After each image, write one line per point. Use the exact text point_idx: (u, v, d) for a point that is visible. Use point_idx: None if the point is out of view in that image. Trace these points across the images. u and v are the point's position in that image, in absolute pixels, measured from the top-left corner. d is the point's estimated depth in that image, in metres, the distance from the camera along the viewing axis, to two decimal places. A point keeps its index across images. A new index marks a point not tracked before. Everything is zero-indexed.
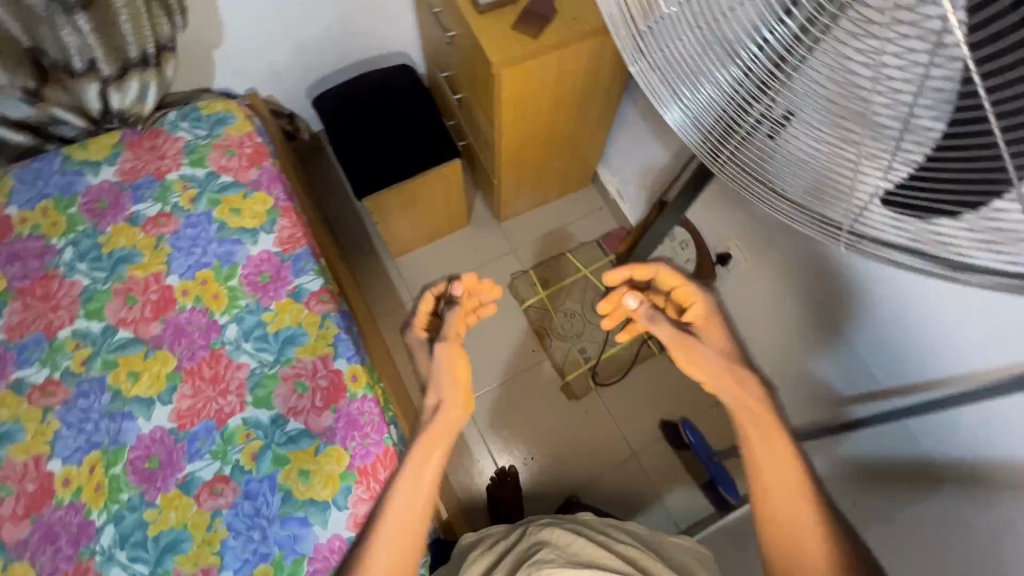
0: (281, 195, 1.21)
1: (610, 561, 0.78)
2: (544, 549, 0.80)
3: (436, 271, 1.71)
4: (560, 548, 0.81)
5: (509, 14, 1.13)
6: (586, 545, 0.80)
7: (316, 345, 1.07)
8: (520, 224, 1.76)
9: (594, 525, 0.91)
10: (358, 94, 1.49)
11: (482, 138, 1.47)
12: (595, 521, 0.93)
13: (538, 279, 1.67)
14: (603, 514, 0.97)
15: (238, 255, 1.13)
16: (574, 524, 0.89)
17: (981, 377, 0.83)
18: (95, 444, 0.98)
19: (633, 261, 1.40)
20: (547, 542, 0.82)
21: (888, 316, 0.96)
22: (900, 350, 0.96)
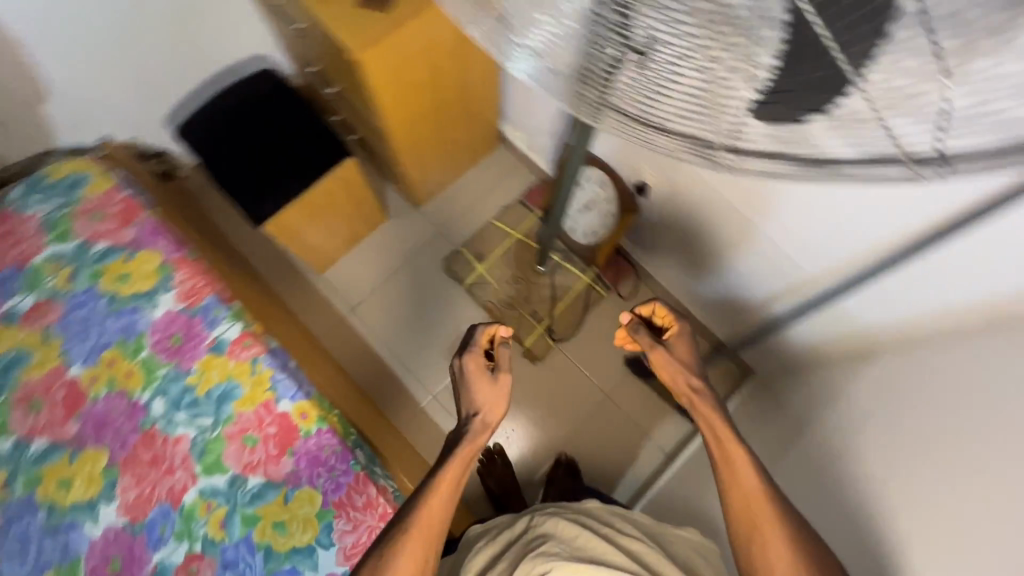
0: (168, 247, 1.11)
1: (613, 557, 0.81)
2: (548, 542, 0.84)
3: (368, 274, 1.64)
4: (565, 542, 0.84)
5: None
6: (589, 538, 0.84)
7: (254, 394, 1.01)
8: (439, 204, 1.69)
9: (599, 514, 0.93)
10: (223, 112, 1.35)
11: (371, 128, 1.39)
12: (597, 507, 0.95)
13: (472, 255, 1.62)
14: (608, 502, 0.98)
15: (140, 324, 1.04)
16: (577, 514, 0.91)
17: (923, 227, 0.86)
18: (46, 565, 0.91)
19: (555, 213, 1.38)
20: (551, 537, 0.85)
21: (800, 206, 0.98)
22: (827, 230, 0.99)
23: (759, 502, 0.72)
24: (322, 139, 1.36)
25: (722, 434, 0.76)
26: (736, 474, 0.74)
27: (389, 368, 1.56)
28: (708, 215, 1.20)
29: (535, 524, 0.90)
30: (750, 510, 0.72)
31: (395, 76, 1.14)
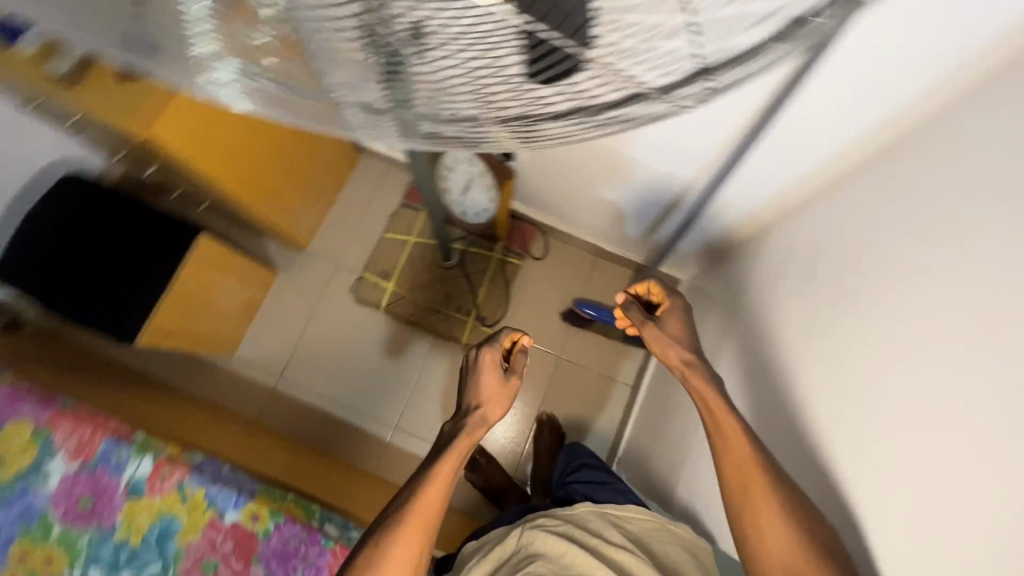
0: (33, 410, 0.96)
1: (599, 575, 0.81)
2: (536, 562, 0.85)
3: (281, 336, 1.54)
4: (553, 561, 0.85)
5: (105, 72, 0.98)
6: (576, 557, 0.84)
7: (194, 519, 0.94)
8: (325, 238, 1.60)
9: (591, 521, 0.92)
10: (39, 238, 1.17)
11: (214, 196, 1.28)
12: (590, 513, 0.93)
13: (378, 277, 1.56)
14: (604, 504, 0.96)
15: (37, 503, 0.92)
16: (569, 525, 0.90)
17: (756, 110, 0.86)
18: None
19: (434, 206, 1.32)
20: (541, 556, 0.86)
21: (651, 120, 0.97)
22: (681, 139, 0.99)
23: (749, 469, 0.71)
24: (167, 227, 1.24)
25: (714, 407, 0.75)
26: (719, 434, 0.74)
27: (341, 419, 1.49)
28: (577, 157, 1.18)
29: (524, 537, 0.90)
30: (736, 474, 0.71)
31: (197, 138, 1.06)
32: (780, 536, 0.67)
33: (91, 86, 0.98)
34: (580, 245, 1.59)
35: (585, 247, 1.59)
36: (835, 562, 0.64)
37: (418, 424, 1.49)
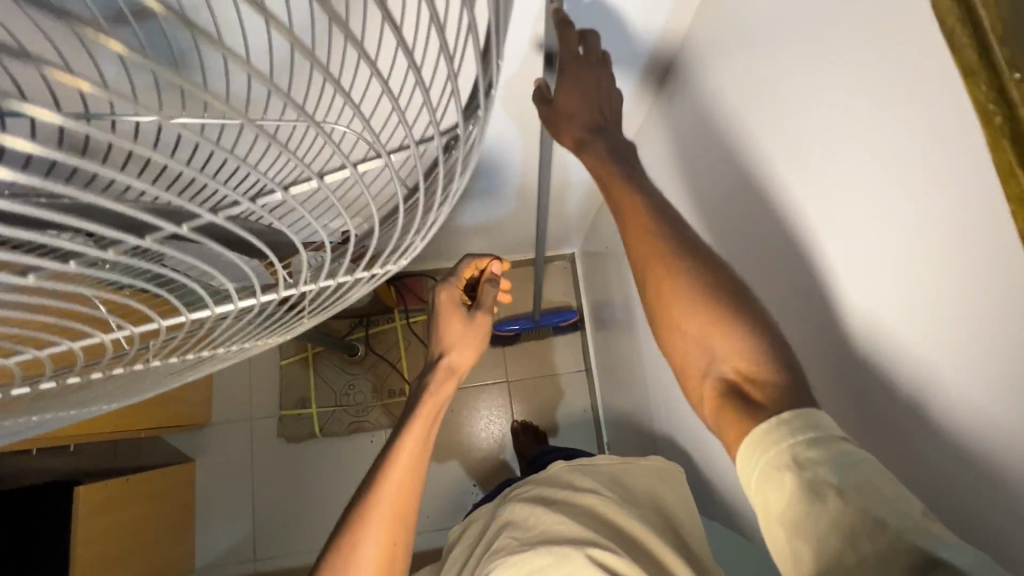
0: None
1: (562, 528, 0.79)
2: (506, 534, 0.84)
3: (233, 519, 1.41)
4: (519, 527, 0.83)
5: None
6: (541, 518, 0.82)
7: None
8: (224, 399, 1.47)
9: (562, 476, 0.94)
10: None
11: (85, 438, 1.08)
12: (564, 470, 0.95)
13: (296, 407, 1.45)
14: (578, 459, 0.98)
15: None
16: (543, 489, 0.91)
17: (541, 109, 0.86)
18: None
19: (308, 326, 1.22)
20: (511, 526, 0.85)
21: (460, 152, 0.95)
22: (496, 153, 0.98)
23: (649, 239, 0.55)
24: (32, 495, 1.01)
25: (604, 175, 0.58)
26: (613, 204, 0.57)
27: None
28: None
29: (500, 511, 0.92)
30: (640, 246, 0.55)
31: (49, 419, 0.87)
32: (692, 317, 0.51)
33: None
34: None
35: None
36: (779, 349, 0.48)
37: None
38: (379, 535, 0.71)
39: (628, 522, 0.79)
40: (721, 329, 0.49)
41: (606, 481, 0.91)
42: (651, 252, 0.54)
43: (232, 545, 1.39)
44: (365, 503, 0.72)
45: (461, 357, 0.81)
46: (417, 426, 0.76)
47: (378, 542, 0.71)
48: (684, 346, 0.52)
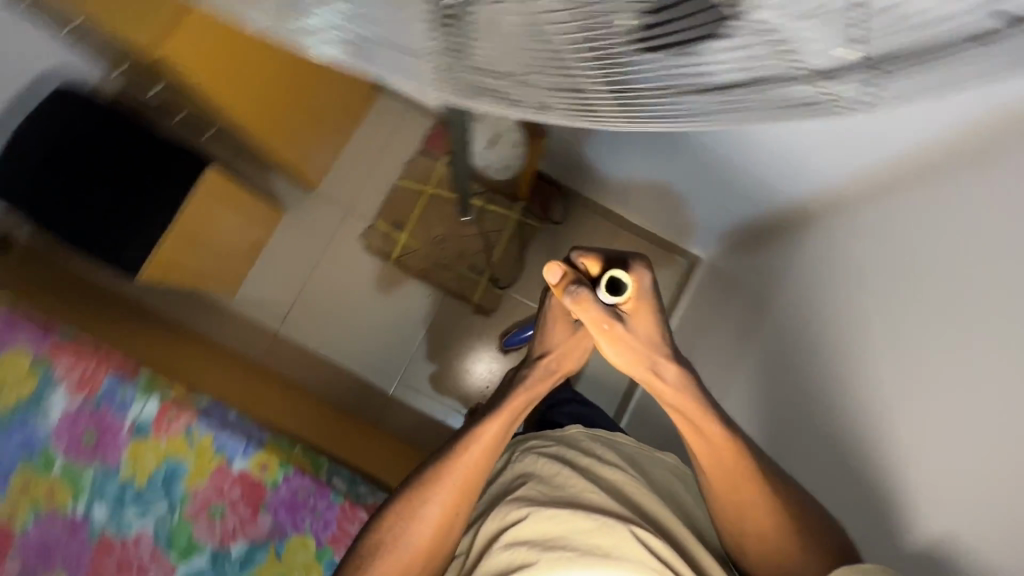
0: (34, 339, 0.93)
1: (596, 499, 0.79)
2: (528, 484, 0.84)
3: (285, 279, 1.48)
4: (545, 483, 0.83)
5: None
6: (571, 479, 0.82)
7: (201, 465, 0.92)
8: (336, 180, 1.51)
9: (579, 440, 0.93)
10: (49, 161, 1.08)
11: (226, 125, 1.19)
12: (581, 435, 0.94)
13: (389, 227, 1.49)
14: (599, 429, 0.97)
15: (39, 435, 0.91)
16: (561, 448, 0.89)
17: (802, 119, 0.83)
18: None
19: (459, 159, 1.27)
20: (533, 478, 0.85)
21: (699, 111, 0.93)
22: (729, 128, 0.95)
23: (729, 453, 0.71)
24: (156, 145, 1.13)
25: (684, 408, 0.70)
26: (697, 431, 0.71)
27: (333, 367, 1.46)
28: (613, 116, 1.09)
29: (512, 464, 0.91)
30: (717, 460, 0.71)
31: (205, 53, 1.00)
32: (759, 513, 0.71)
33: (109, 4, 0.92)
34: None
35: None
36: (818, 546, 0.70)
37: (415, 373, 1.47)
38: (435, 517, 0.80)
39: (656, 507, 0.80)
40: (767, 524, 0.71)
41: (626, 459, 0.89)
42: (726, 477, 0.71)
43: (268, 294, 1.47)
44: (442, 479, 0.80)
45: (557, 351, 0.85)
46: (505, 416, 0.81)
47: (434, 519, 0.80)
48: (731, 516, 0.73)
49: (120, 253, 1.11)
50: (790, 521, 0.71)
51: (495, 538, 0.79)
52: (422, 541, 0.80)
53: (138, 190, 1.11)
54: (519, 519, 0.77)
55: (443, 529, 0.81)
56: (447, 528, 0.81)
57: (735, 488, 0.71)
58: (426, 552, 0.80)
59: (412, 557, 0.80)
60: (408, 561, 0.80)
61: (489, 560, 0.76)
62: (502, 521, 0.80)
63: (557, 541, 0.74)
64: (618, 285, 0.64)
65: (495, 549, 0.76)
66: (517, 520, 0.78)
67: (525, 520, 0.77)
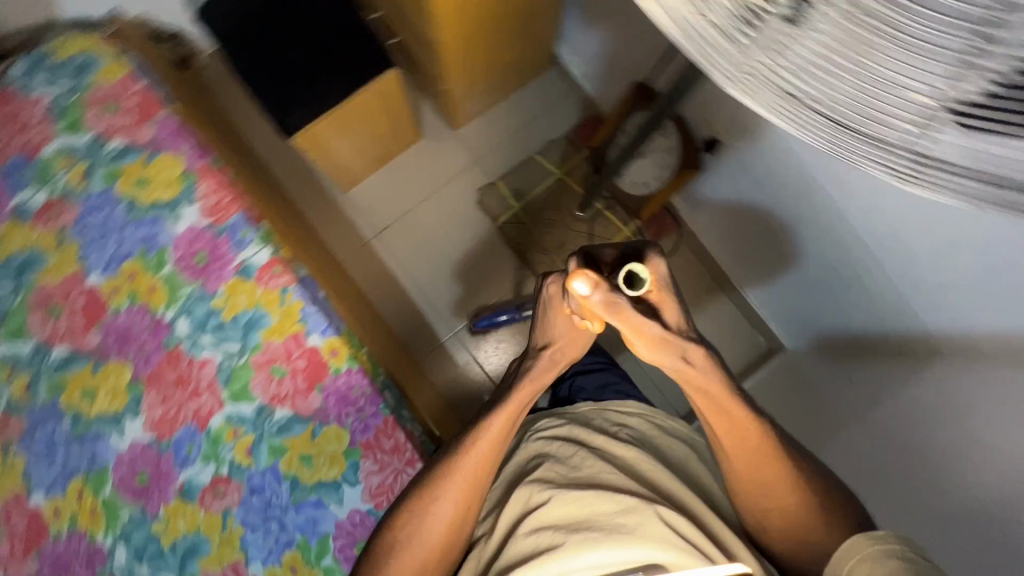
0: (192, 151, 0.98)
1: (615, 480, 0.79)
2: (546, 466, 0.83)
3: (395, 197, 1.53)
4: (562, 463, 0.83)
5: None
6: (589, 460, 0.82)
7: (284, 325, 0.95)
8: (478, 128, 1.55)
9: (591, 418, 0.93)
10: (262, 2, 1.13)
11: (419, 39, 1.25)
12: (590, 410, 0.94)
13: (508, 192, 1.52)
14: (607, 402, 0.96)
15: (162, 236, 0.95)
16: (574, 428, 0.89)
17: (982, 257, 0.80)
18: (73, 471, 0.90)
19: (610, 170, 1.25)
20: (550, 457, 0.85)
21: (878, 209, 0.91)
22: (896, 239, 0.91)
23: (751, 443, 0.74)
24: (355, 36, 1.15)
25: (716, 392, 0.71)
26: (728, 419, 0.73)
27: (402, 292, 1.50)
28: (776, 178, 1.07)
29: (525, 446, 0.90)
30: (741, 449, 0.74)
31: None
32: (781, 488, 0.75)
33: None
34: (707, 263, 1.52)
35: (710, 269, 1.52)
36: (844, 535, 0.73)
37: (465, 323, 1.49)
38: (450, 505, 0.80)
39: (674, 484, 0.80)
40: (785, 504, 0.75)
41: (637, 438, 0.89)
42: (755, 471, 0.74)
43: (374, 203, 1.52)
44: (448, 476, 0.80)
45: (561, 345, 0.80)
46: (512, 407, 0.80)
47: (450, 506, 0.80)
48: (754, 500, 0.76)
49: (283, 115, 1.15)
50: (811, 500, 0.76)
51: (520, 519, 0.78)
52: (437, 531, 0.80)
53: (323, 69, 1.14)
54: (542, 503, 0.77)
55: (455, 522, 0.81)
56: (461, 518, 0.82)
57: (763, 474, 0.74)
58: (439, 543, 0.81)
59: (427, 551, 0.80)
60: (426, 548, 0.80)
61: (514, 543, 0.76)
62: (526, 503, 0.79)
63: (582, 524, 0.73)
64: (635, 279, 0.64)
65: (518, 536, 0.76)
66: (542, 503, 0.77)
67: (546, 503, 0.77)
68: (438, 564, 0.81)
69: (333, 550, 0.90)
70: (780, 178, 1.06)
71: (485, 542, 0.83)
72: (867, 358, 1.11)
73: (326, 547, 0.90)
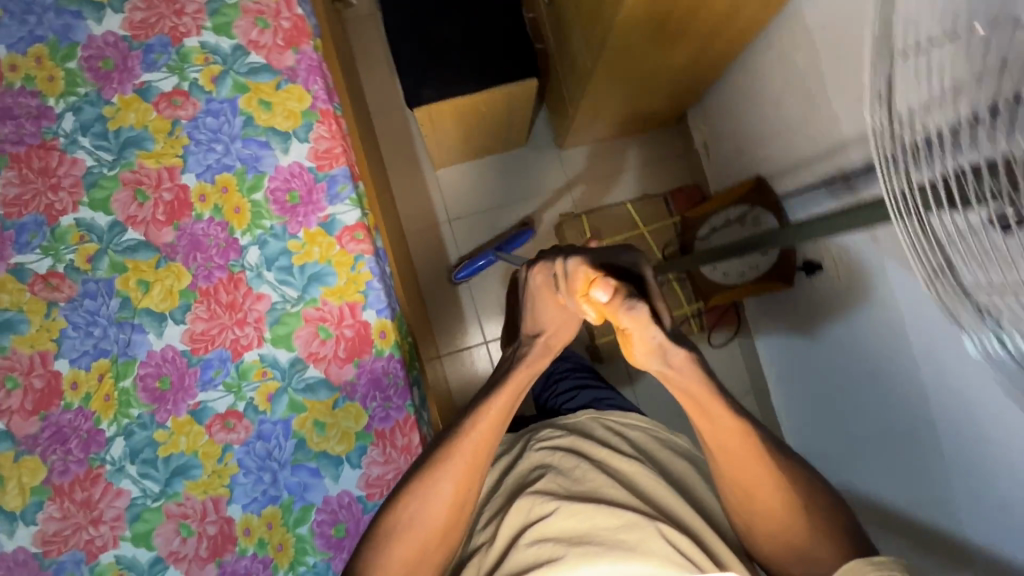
0: (322, 92, 0.98)
1: (615, 495, 0.78)
2: (547, 477, 0.83)
3: (478, 191, 1.52)
4: (564, 476, 0.83)
5: None
6: (591, 474, 0.82)
7: (345, 290, 0.94)
8: (582, 156, 1.53)
9: (593, 429, 0.94)
10: None
11: (568, 59, 1.23)
12: (590, 420, 0.96)
13: (589, 228, 1.45)
14: (607, 413, 0.98)
15: (265, 162, 0.95)
16: (576, 439, 0.89)
17: None
18: (103, 351, 0.90)
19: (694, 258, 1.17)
20: (552, 469, 0.84)
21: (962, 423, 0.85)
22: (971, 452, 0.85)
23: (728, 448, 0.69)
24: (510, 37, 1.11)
25: (698, 392, 0.67)
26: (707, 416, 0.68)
27: (451, 283, 1.49)
28: (865, 327, 1.03)
29: (529, 457, 0.90)
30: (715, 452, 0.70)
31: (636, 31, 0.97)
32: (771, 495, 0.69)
33: None
34: (751, 370, 1.49)
35: (752, 376, 1.49)
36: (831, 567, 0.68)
37: (486, 302, 1.49)
38: (449, 486, 0.76)
39: (669, 497, 0.79)
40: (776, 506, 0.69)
41: (638, 452, 0.90)
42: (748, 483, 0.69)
43: (456, 190, 1.52)
44: (446, 458, 0.76)
45: (557, 331, 0.81)
46: (508, 391, 0.78)
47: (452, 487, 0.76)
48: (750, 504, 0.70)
49: (412, 92, 1.09)
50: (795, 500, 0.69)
51: (521, 531, 0.77)
52: (434, 519, 0.76)
53: (467, 59, 1.09)
54: (545, 514, 0.76)
55: (451, 509, 0.76)
56: (459, 510, 0.77)
57: (751, 481, 0.69)
58: (436, 533, 0.76)
59: (423, 540, 0.75)
60: (423, 539, 0.75)
61: (513, 555, 0.74)
62: (527, 515, 0.78)
63: (581, 538, 0.72)
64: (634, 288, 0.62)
65: (521, 545, 0.74)
66: (545, 514, 0.76)
67: (552, 513, 0.76)
68: (438, 545, 0.76)
69: (312, 522, 0.90)
70: (867, 321, 1.02)
71: (484, 551, 0.80)
72: (882, 532, 1.08)
73: (306, 516, 0.90)
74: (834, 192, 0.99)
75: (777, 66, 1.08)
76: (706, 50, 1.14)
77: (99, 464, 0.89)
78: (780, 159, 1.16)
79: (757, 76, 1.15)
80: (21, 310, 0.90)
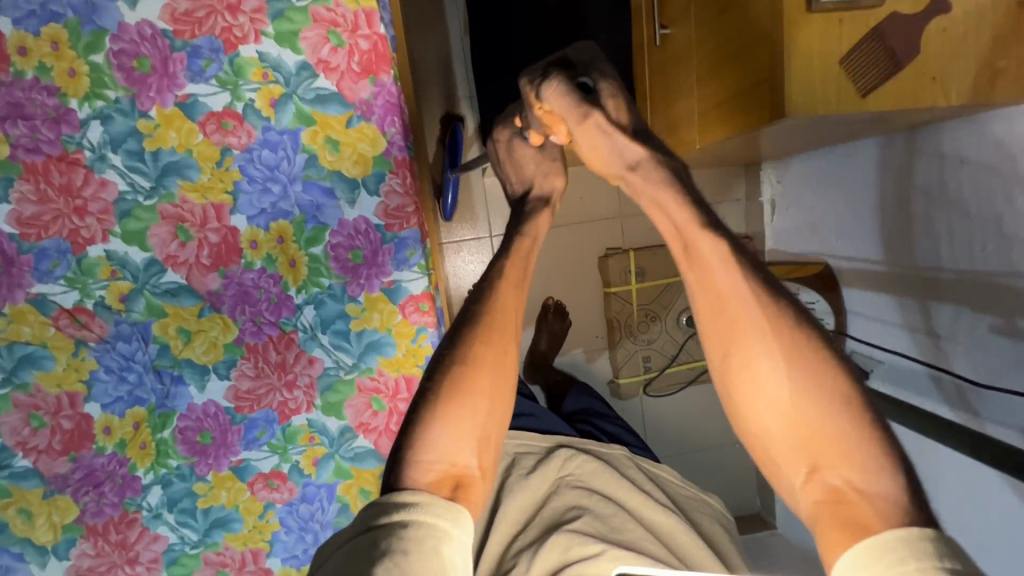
0: (399, 136, 0.85)
1: (654, 551, 0.66)
2: (583, 519, 0.70)
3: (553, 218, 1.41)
4: (602, 521, 0.70)
5: (758, 61, 0.71)
6: (630, 525, 0.69)
7: (403, 362, 0.89)
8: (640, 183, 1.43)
9: (620, 462, 0.84)
10: None
11: (660, 103, 1.03)
12: (623, 459, 0.86)
13: (635, 267, 1.41)
14: (638, 456, 0.90)
15: (328, 213, 0.84)
16: (612, 482, 0.77)
17: None
18: (138, 399, 0.84)
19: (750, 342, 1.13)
20: (589, 512, 0.71)
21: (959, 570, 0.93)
22: None
23: (739, 326, 0.46)
24: None
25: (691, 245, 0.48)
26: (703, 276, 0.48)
27: (463, 202, 1.36)
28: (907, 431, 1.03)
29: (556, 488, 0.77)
30: (713, 327, 0.48)
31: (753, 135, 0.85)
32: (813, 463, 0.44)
33: (764, 32, 0.68)
34: None
35: None
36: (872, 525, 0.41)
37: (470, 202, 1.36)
38: (481, 351, 0.51)
39: (703, 558, 0.68)
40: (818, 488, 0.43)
41: (674, 505, 0.81)
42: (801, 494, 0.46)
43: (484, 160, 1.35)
44: (478, 323, 0.52)
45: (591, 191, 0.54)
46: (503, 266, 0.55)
47: (485, 355, 0.51)
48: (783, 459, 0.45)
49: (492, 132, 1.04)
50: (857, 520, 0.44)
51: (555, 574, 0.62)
52: (479, 391, 0.49)
53: None
54: (588, 556, 0.62)
55: (499, 376, 0.50)
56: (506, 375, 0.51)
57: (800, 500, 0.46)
58: (493, 399, 0.50)
59: (475, 416, 0.49)
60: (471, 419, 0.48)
61: None
62: (563, 555, 0.64)
63: None
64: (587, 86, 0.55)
65: None
66: (585, 557, 0.62)
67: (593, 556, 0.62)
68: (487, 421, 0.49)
69: None
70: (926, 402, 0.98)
71: None
72: None
73: None
74: (913, 358, 1.00)
75: (891, 174, 1.00)
76: (814, 133, 1.03)
77: (135, 510, 0.87)
78: (858, 260, 1.13)
79: (866, 166, 1.06)
80: (44, 345, 0.80)
